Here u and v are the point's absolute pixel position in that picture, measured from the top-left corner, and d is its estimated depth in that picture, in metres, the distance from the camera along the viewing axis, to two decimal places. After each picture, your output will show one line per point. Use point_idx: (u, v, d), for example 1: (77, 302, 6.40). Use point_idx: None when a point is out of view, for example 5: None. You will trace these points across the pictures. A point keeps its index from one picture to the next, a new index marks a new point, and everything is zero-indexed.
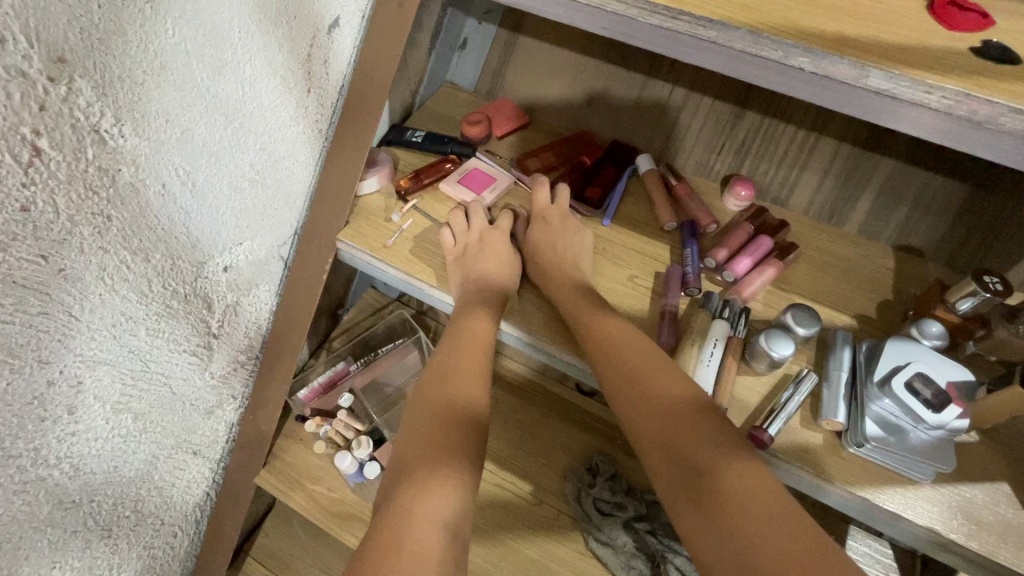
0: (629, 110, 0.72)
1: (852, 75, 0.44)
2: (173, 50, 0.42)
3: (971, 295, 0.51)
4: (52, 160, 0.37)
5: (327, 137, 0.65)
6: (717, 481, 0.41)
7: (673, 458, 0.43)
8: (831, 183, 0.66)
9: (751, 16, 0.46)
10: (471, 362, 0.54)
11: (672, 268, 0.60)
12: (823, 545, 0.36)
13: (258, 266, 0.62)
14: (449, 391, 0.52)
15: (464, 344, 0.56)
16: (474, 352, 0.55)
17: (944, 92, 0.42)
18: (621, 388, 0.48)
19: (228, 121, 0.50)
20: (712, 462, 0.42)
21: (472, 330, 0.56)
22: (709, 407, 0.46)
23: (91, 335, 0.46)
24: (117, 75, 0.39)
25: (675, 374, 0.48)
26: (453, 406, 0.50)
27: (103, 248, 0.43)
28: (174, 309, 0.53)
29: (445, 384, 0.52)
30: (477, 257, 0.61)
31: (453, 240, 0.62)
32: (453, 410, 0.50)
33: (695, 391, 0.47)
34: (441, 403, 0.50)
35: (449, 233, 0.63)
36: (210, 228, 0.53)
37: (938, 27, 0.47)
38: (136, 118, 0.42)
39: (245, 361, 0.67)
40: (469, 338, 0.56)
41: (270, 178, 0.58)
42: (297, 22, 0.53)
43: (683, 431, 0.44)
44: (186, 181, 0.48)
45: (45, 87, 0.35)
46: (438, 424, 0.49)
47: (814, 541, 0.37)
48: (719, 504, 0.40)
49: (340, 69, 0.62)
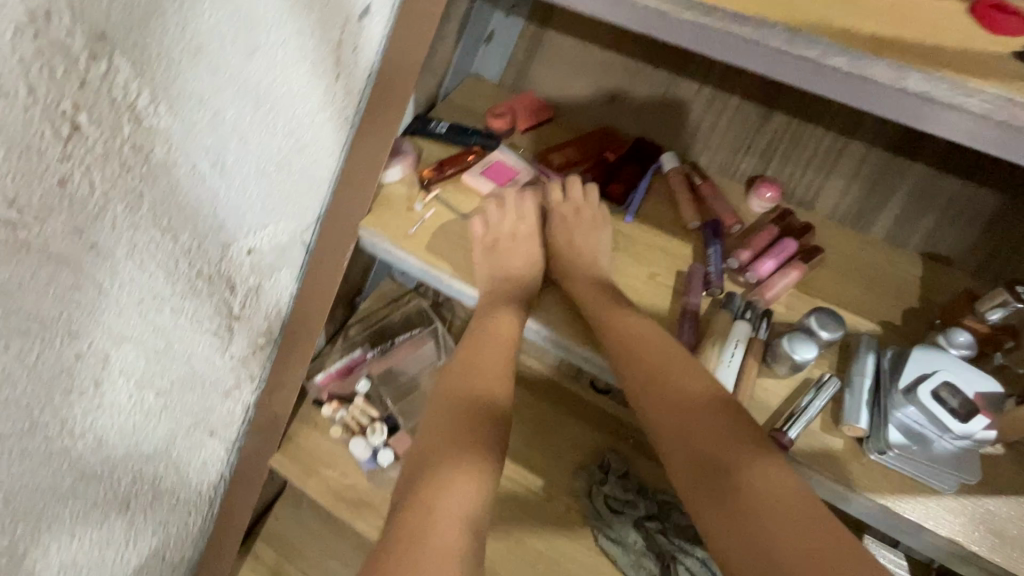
0: (655, 107, 0.72)
1: (889, 77, 0.43)
2: (209, 31, 0.43)
3: (1002, 305, 0.50)
4: (89, 136, 0.38)
5: (354, 124, 0.65)
6: (740, 484, 0.41)
7: (699, 461, 0.43)
8: (859, 188, 0.65)
9: (786, 14, 0.46)
10: (494, 357, 0.55)
11: (694, 267, 0.59)
12: (858, 553, 0.36)
13: (280, 251, 0.62)
14: (471, 385, 0.52)
15: (486, 339, 0.56)
16: (494, 347, 0.55)
17: (984, 96, 0.41)
18: (641, 388, 0.48)
19: (258, 105, 0.51)
20: (735, 465, 0.42)
21: (494, 323, 0.57)
22: (732, 408, 0.45)
23: (119, 311, 0.46)
24: (155, 54, 0.40)
25: (697, 374, 0.48)
26: (475, 401, 0.51)
27: (134, 226, 0.44)
28: (198, 289, 0.53)
29: (467, 379, 0.53)
30: (498, 249, 0.61)
31: (475, 233, 0.63)
32: (474, 405, 0.50)
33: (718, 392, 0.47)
34: (462, 398, 0.51)
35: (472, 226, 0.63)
36: (236, 210, 0.54)
37: (983, 31, 0.47)
38: (171, 97, 0.42)
39: (264, 345, 0.67)
40: (487, 329, 0.56)
41: (296, 164, 0.59)
42: (329, 9, 0.53)
43: (705, 433, 0.44)
44: (215, 163, 0.49)
45: (86, 64, 0.36)
46: (459, 418, 0.49)
47: (851, 547, 0.37)
48: (742, 506, 0.39)
49: (368, 58, 0.62)
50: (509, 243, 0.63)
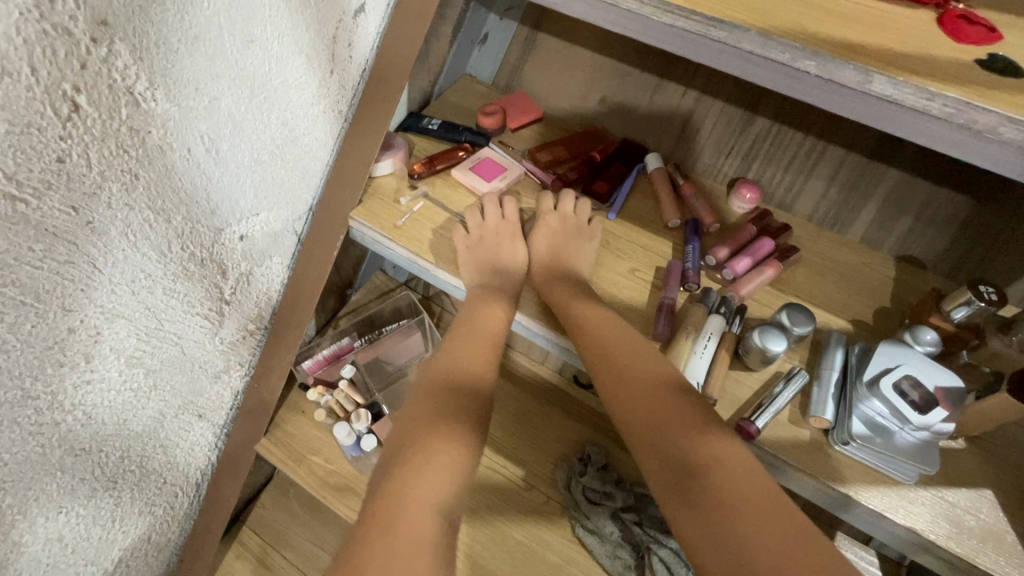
0: (641, 109, 0.74)
1: (856, 81, 0.45)
2: (207, 22, 0.45)
3: (966, 304, 0.52)
4: (88, 116, 0.40)
5: (348, 118, 0.67)
6: (710, 478, 0.41)
7: (666, 460, 0.44)
8: (836, 192, 0.67)
9: (760, 19, 0.48)
10: (475, 348, 0.56)
11: (673, 263, 0.61)
12: (816, 546, 0.37)
13: (272, 238, 0.64)
14: (447, 376, 0.53)
15: (468, 329, 0.58)
16: (479, 339, 0.57)
17: (945, 100, 0.43)
18: (610, 389, 0.50)
19: (253, 95, 0.53)
20: (703, 459, 0.43)
21: (482, 315, 0.58)
22: (700, 404, 0.47)
23: (112, 288, 0.48)
24: (154, 41, 0.42)
25: (667, 372, 0.50)
26: (449, 390, 0.52)
27: (129, 206, 0.46)
28: (190, 272, 0.55)
29: (450, 367, 0.54)
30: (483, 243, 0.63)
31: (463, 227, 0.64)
32: (449, 396, 0.51)
33: (685, 388, 0.49)
34: (444, 385, 0.52)
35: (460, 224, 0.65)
36: (230, 195, 0.56)
37: (948, 39, 0.48)
38: (169, 83, 0.44)
39: (254, 331, 0.69)
40: (471, 322, 0.58)
41: (290, 153, 0.61)
42: (325, 5, 0.55)
43: (675, 428, 0.45)
44: (210, 148, 0.51)
45: (87, 47, 0.38)
46: (436, 404, 0.50)
47: (808, 539, 0.37)
48: (710, 500, 0.40)
49: (363, 54, 0.64)
50: (496, 238, 0.64)
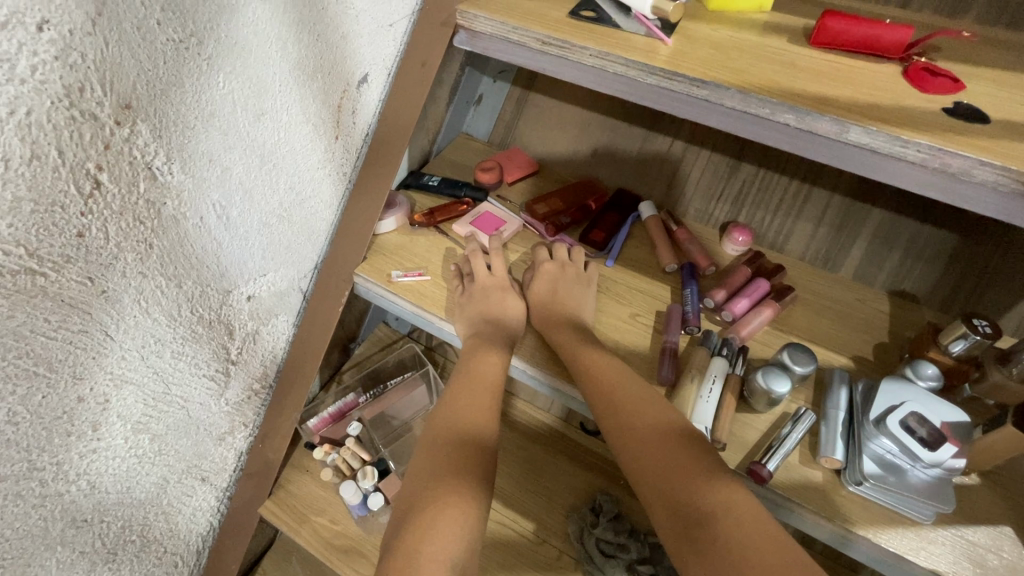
0: (632, 160, 0.77)
1: (833, 131, 0.48)
2: (222, 99, 0.47)
3: (962, 337, 0.53)
4: (109, 192, 0.42)
5: (351, 179, 0.68)
6: (719, 524, 0.41)
7: (675, 509, 0.43)
8: (825, 232, 0.69)
9: (739, 78, 0.52)
10: (479, 398, 0.56)
11: (673, 307, 0.62)
12: None
13: (278, 297, 0.65)
14: (455, 426, 0.53)
15: (470, 378, 0.58)
16: (481, 389, 0.57)
17: (919, 146, 0.46)
18: (617, 435, 0.50)
19: (263, 163, 0.55)
20: (711, 506, 0.42)
21: (482, 364, 0.59)
22: (705, 449, 0.47)
23: (122, 354, 0.49)
24: (173, 121, 0.44)
25: (674, 418, 0.50)
26: (457, 442, 0.51)
27: (142, 274, 0.47)
28: (198, 334, 0.56)
29: (456, 418, 0.54)
30: (484, 298, 0.64)
31: (464, 281, 0.66)
32: (459, 448, 0.51)
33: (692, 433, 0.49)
34: (450, 436, 0.52)
35: (460, 277, 0.66)
36: (238, 259, 0.57)
37: (914, 89, 0.52)
38: (184, 156, 0.46)
39: (259, 390, 0.69)
40: (476, 374, 0.58)
41: (296, 216, 0.62)
42: (330, 78, 0.58)
43: (682, 474, 0.45)
44: (221, 216, 0.53)
45: (111, 129, 0.40)
46: (444, 457, 0.50)
47: None
48: (721, 547, 0.40)
49: (365, 121, 0.66)
50: (493, 292, 0.65)
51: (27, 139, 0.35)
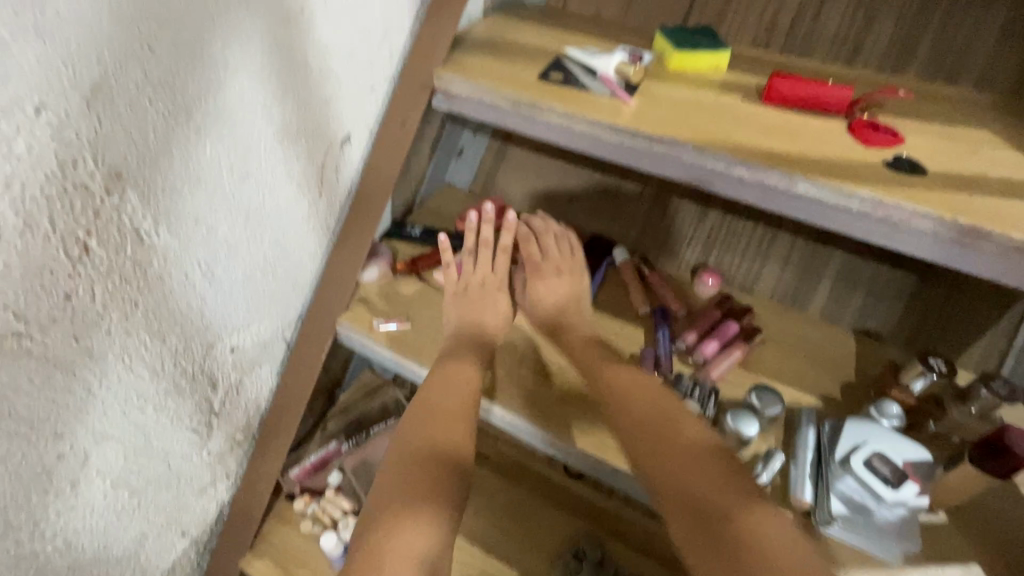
0: (606, 206, 0.81)
1: (783, 184, 0.52)
2: (209, 165, 0.50)
3: (920, 376, 0.56)
4: (97, 256, 0.44)
5: (335, 232, 0.71)
6: (720, 518, 0.44)
7: (690, 504, 0.45)
8: (791, 273, 0.72)
9: (695, 135, 0.55)
10: (456, 398, 0.57)
11: (646, 350, 0.64)
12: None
13: (262, 347, 0.66)
14: (430, 429, 0.54)
15: (449, 384, 0.58)
16: (456, 392, 0.57)
17: (862, 198, 0.49)
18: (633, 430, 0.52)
19: (248, 221, 0.57)
20: (713, 501, 0.45)
21: (458, 375, 0.59)
22: (704, 448, 0.49)
23: (105, 410, 0.50)
24: (161, 187, 0.47)
25: (669, 414, 0.52)
26: (430, 446, 0.53)
27: (127, 332, 0.49)
28: (181, 386, 0.57)
29: (433, 420, 0.55)
30: (470, 297, 0.69)
31: (455, 279, 0.71)
32: (433, 453, 0.52)
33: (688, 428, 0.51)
34: (425, 438, 0.54)
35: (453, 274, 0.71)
36: (222, 312, 0.59)
37: (857, 144, 0.56)
38: (171, 219, 0.49)
39: (242, 440, 0.69)
40: (452, 380, 0.59)
41: (281, 269, 0.64)
42: (314, 140, 0.61)
43: (683, 471, 0.47)
44: (206, 273, 0.55)
45: (102, 198, 0.42)
46: (417, 461, 0.52)
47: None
48: (725, 537, 0.43)
49: (348, 176, 0.69)
50: (480, 296, 0.69)
51: (20, 211, 0.38)
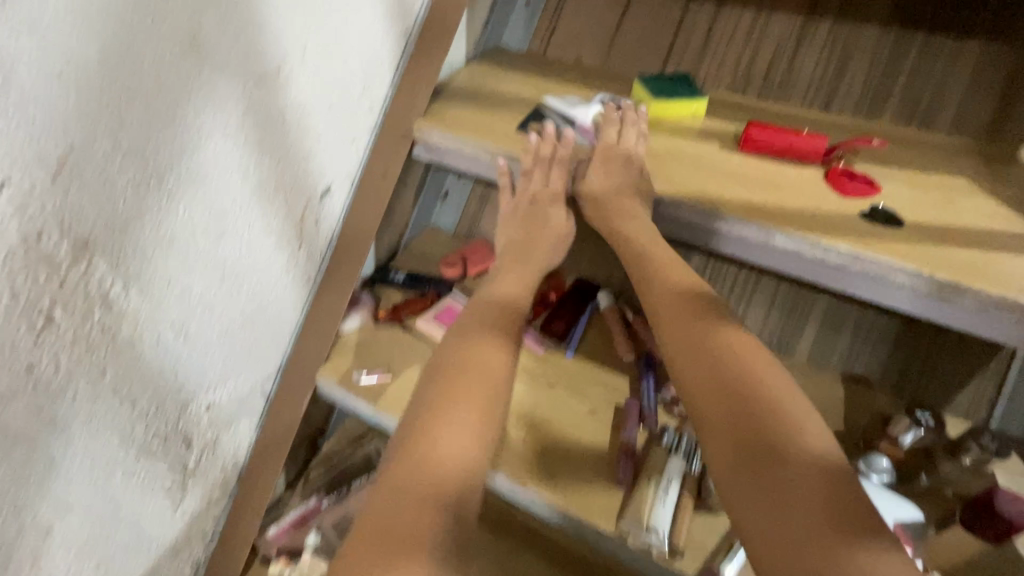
0: (590, 250, 0.80)
1: (760, 237, 0.51)
2: (182, 227, 0.50)
3: (910, 429, 0.55)
4: (62, 325, 0.43)
5: (317, 282, 0.70)
6: (806, 518, 0.36)
7: (749, 443, 0.39)
8: (776, 316, 0.71)
9: (673, 189, 0.56)
10: (478, 388, 0.46)
11: (630, 401, 0.63)
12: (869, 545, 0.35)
13: (240, 402, 0.65)
14: (441, 424, 0.43)
15: (470, 374, 0.47)
16: (477, 380, 0.47)
17: (839, 251, 0.49)
18: (691, 356, 0.45)
19: (224, 278, 0.57)
20: (796, 494, 0.37)
21: (477, 359, 0.48)
22: (776, 396, 0.41)
23: (70, 480, 0.48)
24: (132, 252, 0.46)
25: (734, 357, 0.44)
26: (439, 450, 0.42)
27: (94, 398, 0.48)
28: (153, 449, 0.55)
29: (447, 410, 0.44)
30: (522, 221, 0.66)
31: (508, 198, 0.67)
32: (444, 463, 0.41)
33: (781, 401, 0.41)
34: (434, 434, 0.43)
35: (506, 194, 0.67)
36: (197, 370, 0.58)
37: (833, 194, 0.55)
38: (142, 282, 0.48)
39: (219, 497, 0.67)
40: (471, 364, 0.48)
41: (259, 322, 0.63)
42: (293, 193, 0.61)
43: (747, 401, 0.41)
44: (180, 333, 0.54)
45: (67, 268, 0.42)
46: (423, 469, 0.41)
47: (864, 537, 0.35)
48: (791, 486, 0.37)
49: (330, 226, 0.69)
50: (532, 215, 0.66)
51: None
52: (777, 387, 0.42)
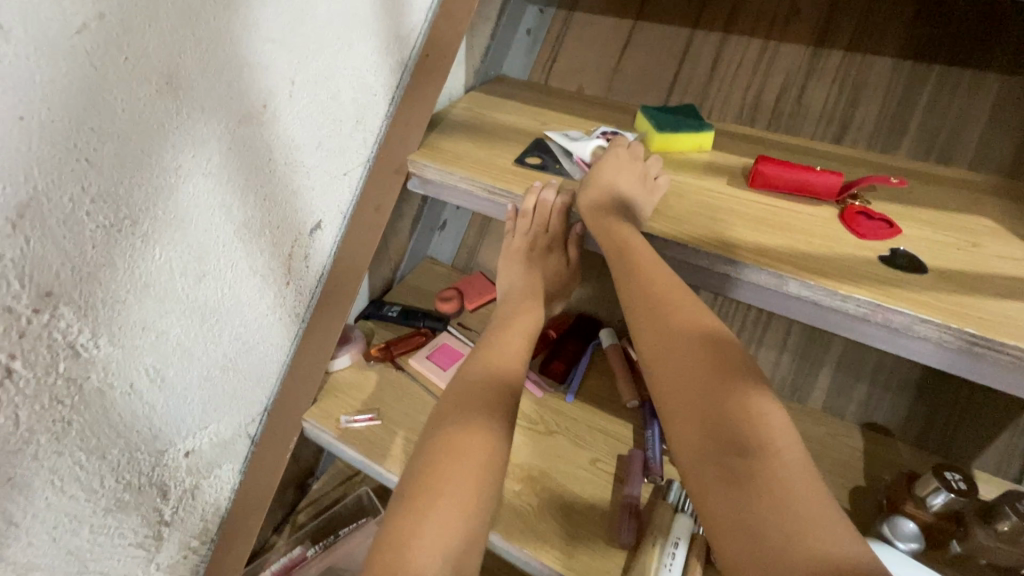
0: (592, 286, 0.78)
1: (772, 282, 0.48)
2: (157, 268, 0.47)
3: (938, 491, 0.49)
4: (22, 377, 0.40)
5: (305, 319, 0.67)
6: (795, 530, 0.32)
7: (706, 430, 0.37)
8: (789, 359, 0.67)
9: (679, 230, 0.53)
10: (471, 466, 0.42)
11: (634, 452, 0.59)
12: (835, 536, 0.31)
13: (222, 448, 0.61)
14: (425, 506, 0.39)
15: (459, 453, 0.42)
16: (471, 459, 0.42)
17: (858, 302, 0.45)
18: (656, 342, 0.43)
19: (205, 320, 0.54)
20: (753, 473, 0.35)
21: (473, 434, 0.44)
22: (740, 379, 0.39)
23: (29, 540, 0.45)
24: (101, 298, 0.44)
25: (695, 339, 0.42)
26: (423, 541, 0.37)
27: (58, 452, 0.45)
28: (124, 502, 0.52)
29: (434, 489, 0.40)
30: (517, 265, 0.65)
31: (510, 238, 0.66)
32: (431, 560, 0.36)
33: (771, 430, 0.36)
34: (416, 516, 0.38)
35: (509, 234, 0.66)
36: (175, 417, 0.55)
37: (850, 236, 0.52)
38: (113, 329, 0.46)
39: (198, 548, 0.63)
40: (464, 440, 0.43)
41: (243, 364, 0.60)
42: (279, 231, 0.59)
43: (705, 386, 0.39)
44: (155, 378, 0.51)
45: (28, 318, 0.39)
46: (404, 562, 0.36)
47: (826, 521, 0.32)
48: (746, 472, 0.35)
49: (319, 262, 0.66)
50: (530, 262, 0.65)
51: None
52: (769, 417, 0.37)
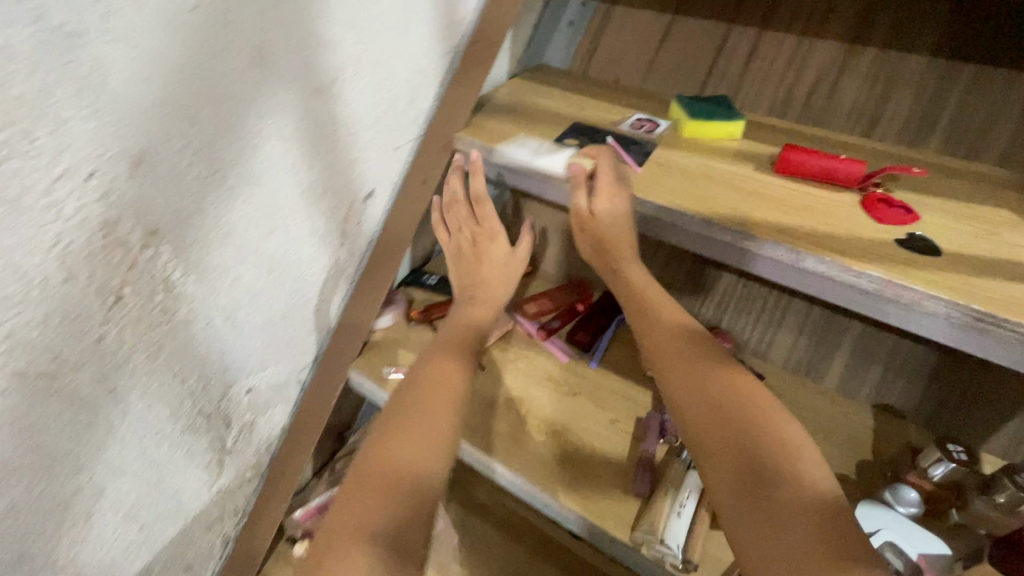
0: None
1: (790, 258, 0.52)
2: (237, 219, 0.54)
3: (940, 462, 0.56)
4: (129, 302, 0.47)
5: (354, 280, 0.73)
6: (817, 545, 0.39)
7: (740, 466, 0.44)
8: (805, 341, 0.71)
9: (705, 207, 0.56)
10: (438, 403, 0.54)
11: (652, 415, 0.64)
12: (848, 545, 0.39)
13: (277, 389, 0.68)
14: (397, 432, 0.51)
15: (431, 395, 0.55)
16: (441, 396, 0.55)
17: (871, 278, 0.48)
18: (689, 388, 0.50)
19: (271, 271, 0.61)
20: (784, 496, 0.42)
21: (442, 373, 0.58)
22: (763, 417, 0.47)
23: (122, 446, 0.52)
24: (193, 241, 0.51)
25: (720, 384, 0.50)
26: (392, 456, 0.49)
27: (150, 373, 0.52)
28: (197, 425, 0.59)
29: (405, 421, 0.52)
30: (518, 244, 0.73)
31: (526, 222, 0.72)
32: (396, 469, 0.48)
33: (795, 461, 0.44)
34: (387, 439, 0.51)
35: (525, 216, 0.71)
36: (240, 356, 0.62)
37: (870, 220, 0.55)
38: (199, 269, 0.52)
39: (252, 478, 0.70)
40: (437, 376, 0.58)
41: (299, 315, 0.67)
42: (338, 196, 0.65)
43: (734, 425, 0.46)
44: (228, 317, 0.58)
45: (138, 251, 0.46)
46: (377, 467, 0.49)
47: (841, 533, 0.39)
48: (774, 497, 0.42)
49: (370, 228, 0.72)
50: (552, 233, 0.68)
51: (64, 264, 0.41)
52: (788, 445, 0.45)
